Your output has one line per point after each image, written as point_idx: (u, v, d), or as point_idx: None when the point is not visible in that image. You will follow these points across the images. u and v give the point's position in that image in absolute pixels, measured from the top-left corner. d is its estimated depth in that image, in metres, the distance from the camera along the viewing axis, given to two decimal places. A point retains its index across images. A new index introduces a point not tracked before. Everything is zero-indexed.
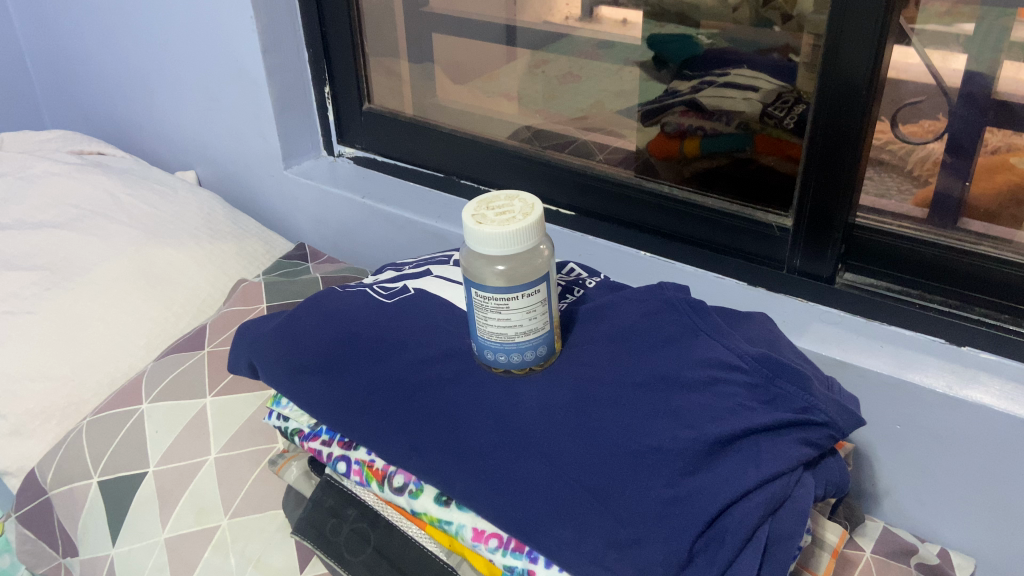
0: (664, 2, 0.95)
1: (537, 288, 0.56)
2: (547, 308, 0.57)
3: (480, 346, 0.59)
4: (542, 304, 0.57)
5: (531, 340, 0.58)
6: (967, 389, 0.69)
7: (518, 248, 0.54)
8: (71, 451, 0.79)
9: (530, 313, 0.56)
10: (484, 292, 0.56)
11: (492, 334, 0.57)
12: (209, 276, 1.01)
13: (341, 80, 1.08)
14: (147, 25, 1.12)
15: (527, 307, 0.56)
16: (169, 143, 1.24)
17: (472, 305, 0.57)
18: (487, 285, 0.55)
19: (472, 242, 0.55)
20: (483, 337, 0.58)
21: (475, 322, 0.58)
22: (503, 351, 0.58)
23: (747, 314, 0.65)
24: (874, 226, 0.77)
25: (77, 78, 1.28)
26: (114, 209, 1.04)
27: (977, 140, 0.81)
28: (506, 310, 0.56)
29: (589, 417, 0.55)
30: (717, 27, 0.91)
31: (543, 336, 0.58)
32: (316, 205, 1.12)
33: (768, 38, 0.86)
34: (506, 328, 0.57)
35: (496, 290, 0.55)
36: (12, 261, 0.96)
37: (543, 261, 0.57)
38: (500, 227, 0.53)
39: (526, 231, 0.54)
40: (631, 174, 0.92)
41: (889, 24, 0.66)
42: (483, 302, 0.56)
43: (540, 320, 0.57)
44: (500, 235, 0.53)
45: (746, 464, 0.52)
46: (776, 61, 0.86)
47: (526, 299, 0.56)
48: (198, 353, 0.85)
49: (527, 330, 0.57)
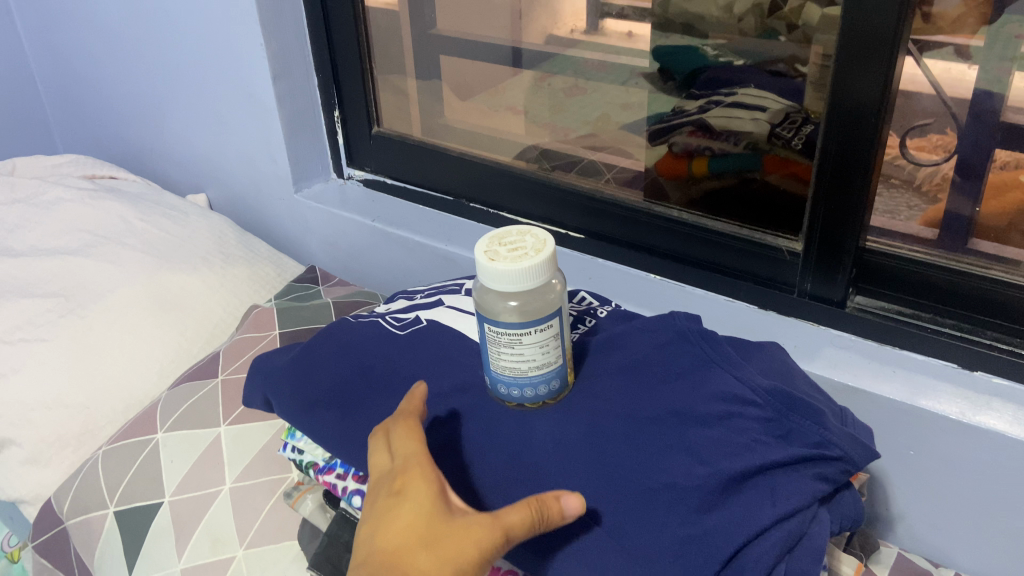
0: (670, 12, 0.97)
1: (549, 323, 0.56)
2: (560, 342, 0.58)
3: (493, 379, 0.59)
4: (555, 338, 0.57)
5: (544, 374, 0.58)
6: (980, 415, 0.69)
7: (531, 284, 0.54)
8: (89, 480, 0.81)
9: (543, 347, 0.57)
10: (497, 328, 0.56)
11: (506, 368, 0.58)
12: (221, 300, 1.02)
13: (351, 104, 1.09)
14: (158, 51, 1.13)
15: (541, 342, 0.56)
16: (180, 166, 1.25)
17: (485, 339, 0.58)
18: (500, 321, 0.56)
19: (485, 279, 0.55)
20: (496, 371, 0.59)
21: (488, 356, 0.58)
22: (517, 385, 0.58)
23: (758, 344, 0.65)
24: (885, 249, 0.77)
25: (89, 103, 1.29)
26: (126, 235, 1.04)
27: (986, 160, 0.80)
28: (520, 345, 0.56)
29: (604, 452, 0.56)
30: (724, 38, 0.94)
31: (556, 369, 0.59)
32: (326, 228, 1.12)
33: (774, 47, 0.87)
34: (519, 363, 0.57)
35: (508, 327, 0.55)
36: (26, 288, 0.97)
37: (555, 296, 0.57)
38: (513, 264, 0.54)
39: (539, 268, 0.54)
40: (639, 197, 0.92)
41: (899, 49, 0.66)
42: (496, 337, 0.56)
43: (553, 353, 0.58)
44: (513, 272, 0.54)
45: (763, 500, 0.52)
46: (782, 72, 0.87)
47: (538, 334, 0.56)
48: (212, 381, 0.86)
49: (539, 365, 0.57)
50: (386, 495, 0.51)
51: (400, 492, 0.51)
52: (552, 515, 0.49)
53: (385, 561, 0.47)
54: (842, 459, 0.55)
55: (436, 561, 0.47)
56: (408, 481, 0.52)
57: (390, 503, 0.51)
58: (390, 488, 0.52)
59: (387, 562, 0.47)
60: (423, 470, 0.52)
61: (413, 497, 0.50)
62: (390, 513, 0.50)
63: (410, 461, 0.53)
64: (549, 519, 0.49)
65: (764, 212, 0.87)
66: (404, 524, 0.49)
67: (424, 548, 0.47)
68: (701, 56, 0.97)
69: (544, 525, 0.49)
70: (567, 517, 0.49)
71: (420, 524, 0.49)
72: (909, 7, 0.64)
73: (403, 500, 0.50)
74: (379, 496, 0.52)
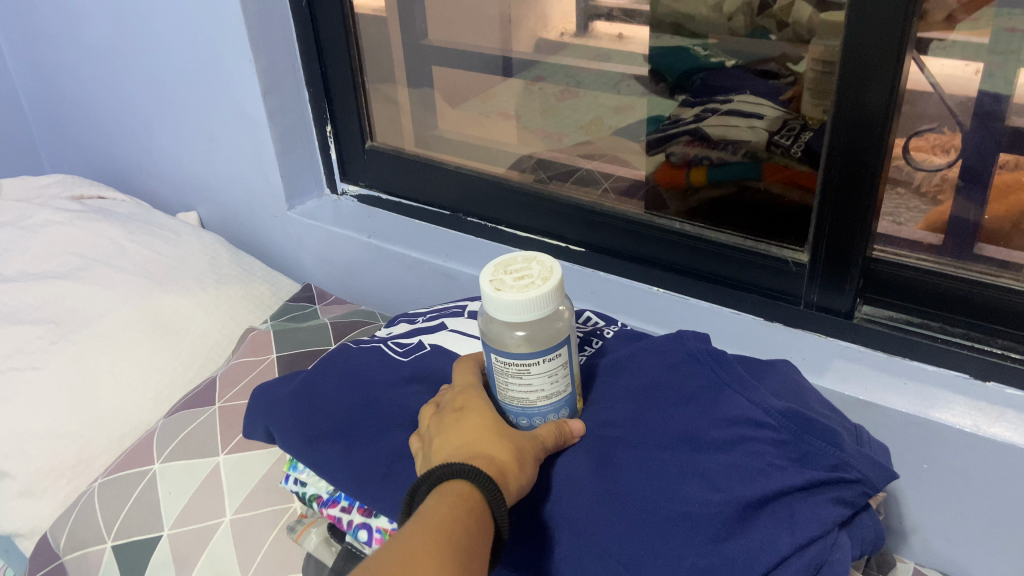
0: (658, 13, 0.97)
1: (557, 352, 0.54)
2: (568, 370, 0.56)
3: (502, 409, 0.58)
4: (563, 367, 0.56)
5: (553, 404, 0.57)
6: (994, 427, 0.67)
7: (535, 313, 0.53)
8: (84, 514, 0.79)
9: (551, 376, 0.55)
10: (506, 359, 0.54)
11: (514, 400, 0.56)
12: (216, 322, 1.00)
13: (342, 118, 1.07)
14: (147, 69, 1.11)
15: (549, 371, 0.55)
16: (170, 183, 1.23)
17: (492, 368, 0.56)
18: (508, 353, 0.54)
19: (491, 308, 0.53)
20: (505, 403, 0.57)
21: (496, 386, 0.57)
22: (527, 415, 0.57)
23: (769, 364, 0.65)
24: (893, 259, 0.75)
25: (75, 121, 1.27)
26: (117, 257, 1.02)
27: (991, 163, 0.78)
28: (527, 375, 0.55)
29: (617, 482, 0.55)
30: (715, 38, 0.94)
31: (566, 398, 0.58)
32: (322, 247, 1.10)
33: (766, 48, 0.90)
34: (528, 393, 0.56)
35: (516, 358, 0.54)
36: (15, 315, 0.94)
37: (564, 324, 0.55)
38: (518, 295, 0.52)
39: (545, 298, 0.52)
40: (639, 209, 0.91)
41: (906, 55, 0.65)
42: (504, 367, 0.55)
43: (562, 383, 0.56)
44: (519, 302, 0.52)
45: (781, 528, 0.52)
46: (774, 71, 0.89)
47: (546, 363, 0.54)
48: (209, 408, 0.84)
49: (549, 394, 0.56)
50: (449, 412, 0.57)
51: (464, 406, 0.56)
52: (567, 435, 0.58)
53: (468, 448, 0.52)
54: (861, 482, 0.55)
55: (511, 444, 0.52)
56: (467, 399, 0.57)
57: (455, 415, 0.56)
58: (451, 408, 0.57)
59: (468, 448, 0.52)
60: (475, 392, 0.58)
61: (475, 406, 0.56)
62: (456, 421, 0.55)
63: (467, 387, 0.59)
64: (565, 437, 0.58)
65: (767, 221, 0.86)
66: (476, 420, 0.54)
67: (499, 435, 0.53)
68: (692, 56, 0.97)
69: (563, 441, 0.57)
70: (573, 437, 0.58)
71: (490, 421, 0.54)
72: (914, 12, 0.63)
73: (467, 406, 0.56)
74: (442, 415, 0.57)
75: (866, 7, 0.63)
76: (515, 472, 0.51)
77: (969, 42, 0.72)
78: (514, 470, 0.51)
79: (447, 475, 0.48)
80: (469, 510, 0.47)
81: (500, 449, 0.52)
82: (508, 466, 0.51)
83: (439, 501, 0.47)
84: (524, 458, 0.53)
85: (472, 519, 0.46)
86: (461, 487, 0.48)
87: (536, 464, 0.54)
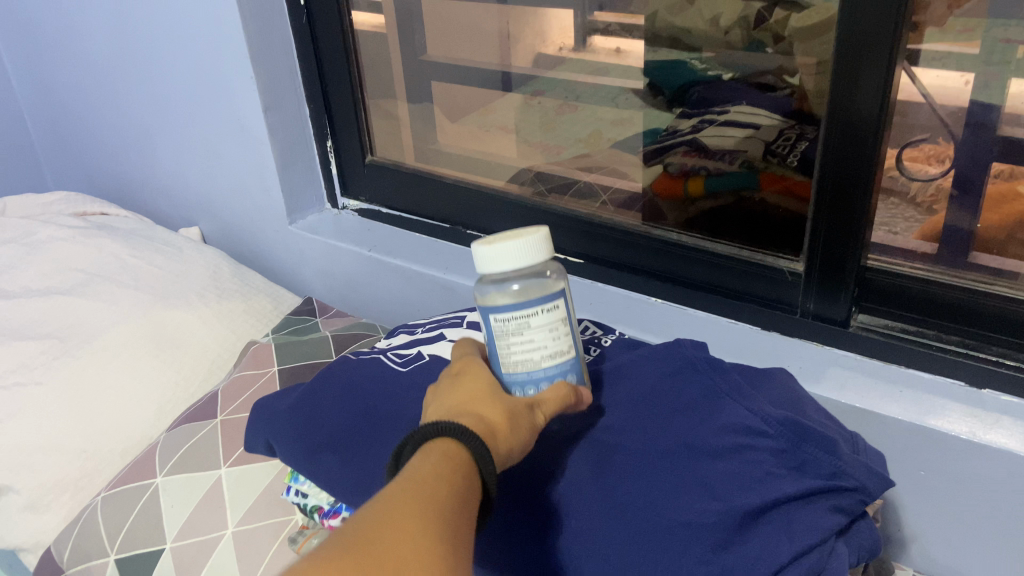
0: (657, 27, 0.99)
1: (556, 303, 0.56)
2: (568, 328, 0.57)
3: (506, 383, 0.58)
4: (563, 322, 0.57)
5: (558, 365, 0.57)
6: (990, 433, 0.68)
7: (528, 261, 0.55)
8: (87, 528, 0.80)
9: (553, 332, 0.56)
10: (505, 313, 0.55)
11: (518, 364, 0.56)
12: (219, 336, 1.01)
13: (343, 133, 1.09)
14: (148, 87, 1.12)
15: (549, 324, 0.56)
16: (172, 199, 1.24)
17: (492, 334, 0.57)
18: (507, 306, 0.55)
19: (485, 263, 0.56)
20: (509, 373, 0.57)
21: (498, 357, 0.57)
22: (531, 381, 0.57)
23: (766, 373, 0.66)
24: (887, 268, 0.77)
25: (79, 139, 1.28)
26: (120, 272, 1.03)
27: (984, 173, 0.79)
28: (528, 330, 0.56)
29: (616, 491, 0.56)
30: (712, 52, 0.96)
31: (571, 363, 0.58)
32: (323, 259, 1.11)
33: (762, 61, 0.91)
34: (531, 353, 0.56)
35: (515, 310, 0.55)
36: (19, 331, 0.95)
37: (555, 282, 0.57)
38: (510, 241, 0.55)
39: (539, 246, 0.56)
40: (637, 221, 0.92)
41: (895, 67, 0.66)
42: (504, 326, 0.56)
43: (563, 341, 0.57)
44: (512, 247, 0.55)
45: (779, 536, 0.52)
46: (770, 84, 0.90)
47: (546, 315, 0.55)
48: (211, 421, 0.85)
49: (552, 354, 0.57)
50: (448, 377, 0.57)
51: (462, 371, 0.57)
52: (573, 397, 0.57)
53: (459, 407, 0.52)
54: (858, 490, 0.56)
55: (502, 406, 0.52)
56: (466, 365, 0.58)
57: (454, 378, 0.57)
58: (451, 373, 0.58)
59: (459, 407, 0.52)
60: (476, 359, 0.59)
61: (472, 370, 0.57)
62: (453, 383, 0.56)
63: (466, 356, 0.60)
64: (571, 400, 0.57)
65: (764, 231, 0.87)
66: (471, 384, 0.55)
67: (491, 397, 0.53)
68: (688, 69, 0.99)
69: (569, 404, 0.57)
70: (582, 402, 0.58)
71: (484, 384, 0.54)
72: (906, 19, 0.64)
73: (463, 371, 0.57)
74: (440, 380, 0.58)
75: (854, 19, 0.64)
76: (504, 433, 0.51)
77: (962, 51, 0.74)
78: (504, 431, 0.51)
79: (433, 434, 0.47)
80: (455, 467, 0.46)
81: (490, 409, 0.52)
82: (499, 426, 0.51)
83: (425, 459, 0.45)
84: (517, 420, 0.52)
85: (459, 475, 0.45)
86: (447, 445, 0.47)
87: (531, 427, 0.53)
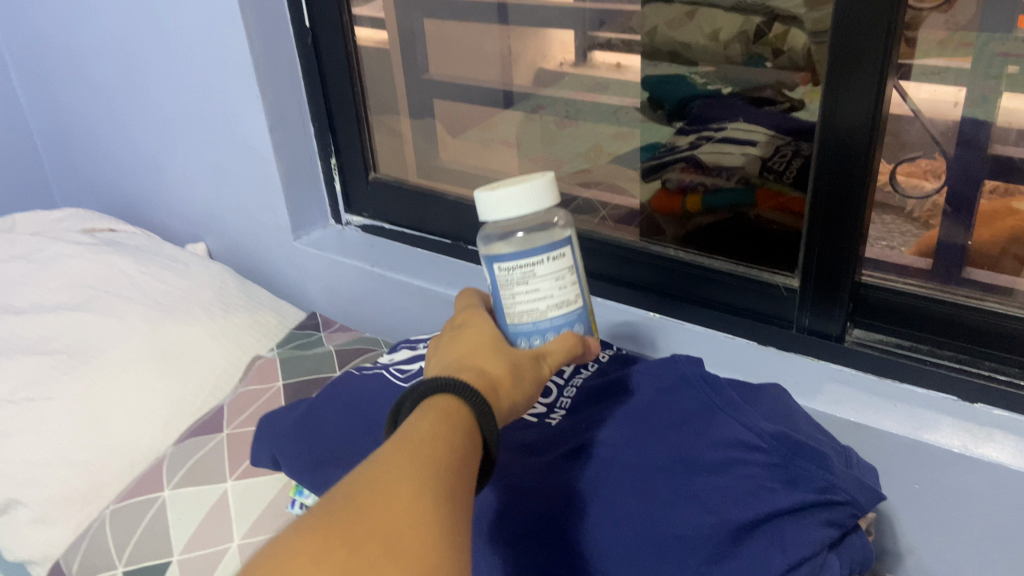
0: (656, 41, 1.02)
1: (561, 253, 0.58)
2: (574, 277, 0.59)
3: (512, 333, 0.59)
4: (568, 271, 0.59)
5: (563, 314, 0.59)
6: (982, 447, 0.69)
7: (538, 205, 0.58)
8: (96, 541, 0.81)
9: (558, 281, 0.58)
10: (510, 262, 0.57)
11: (522, 314, 0.58)
12: (225, 351, 1.03)
13: (347, 151, 1.11)
14: (156, 106, 1.15)
15: (554, 273, 0.58)
16: (178, 215, 1.26)
17: (497, 283, 0.59)
18: (512, 254, 0.57)
19: (490, 207, 0.58)
20: (514, 322, 0.59)
21: (503, 307, 0.59)
22: (537, 328, 0.59)
23: (760, 388, 0.68)
24: (880, 283, 0.78)
25: (87, 156, 1.30)
26: (128, 288, 1.05)
27: (976, 190, 0.81)
28: (533, 278, 0.57)
29: (613, 504, 0.57)
30: (711, 66, 0.98)
31: (576, 312, 0.60)
32: (327, 274, 1.13)
33: (763, 76, 0.92)
34: (537, 302, 0.58)
35: (520, 258, 0.57)
36: (29, 346, 0.96)
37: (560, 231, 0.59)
38: (513, 187, 0.58)
39: (541, 191, 0.58)
40: (636, 238, 0.94)
41: (885, 87, 0.68)
42: (510, 275, 0.58)
43: (569, 290, 0.59)
44: (514, 192, 0.58)
45: (771, 549, 0.54)
46: (771, 97, 0.91)
47: (552, 264, 0.57)
48: (217, 435, 0.86)
49: (558, 303, 0.58)
50: (452, 332, 0.60)
51: (466, 326, 0.60)
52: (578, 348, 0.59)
53: (461, 361, 0.55)
54: (849, 504, 0.57)
55: (502, 363, 0.55)
56: (470, 320, 0.60)
57: (456, 334, 0.59)
58: (455, 327, 0.61)
59: (461, 363, 0.54)
60: (479, 314, 0.61)
61: (474, 326, 0.59)
62: (456, 339, 0.58)
63: (471, 310, 0.63)
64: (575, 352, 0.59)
65: (760, 246, 0.88)
66: (472, 339, 0.57)
67: (491, 354, 0.55)
68: (688, 83, 1.01)
69: (573, 356, 0.59)
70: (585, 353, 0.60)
71: (485, 341, 0.57)
72: (894, 40, 0.66)
73: (467, 326, 0.60)
74: (444, 335, 0.61)
75: (845, 42, 0.66)
76: (506, 388, 0.53)
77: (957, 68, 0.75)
78: (505, 386, 0.53)
79: (432, 390, 0.49)
80: (454, 422, 0.48)
81: (491, 365, 0.54)
82: (500, 380, 0.54)
83: (422, 419, 0.47)
84: (518, 376, 0.55)
85: (457, 432, 0.47)
86: (446, 402, 0.49)
87: (533, 380, 0.56)
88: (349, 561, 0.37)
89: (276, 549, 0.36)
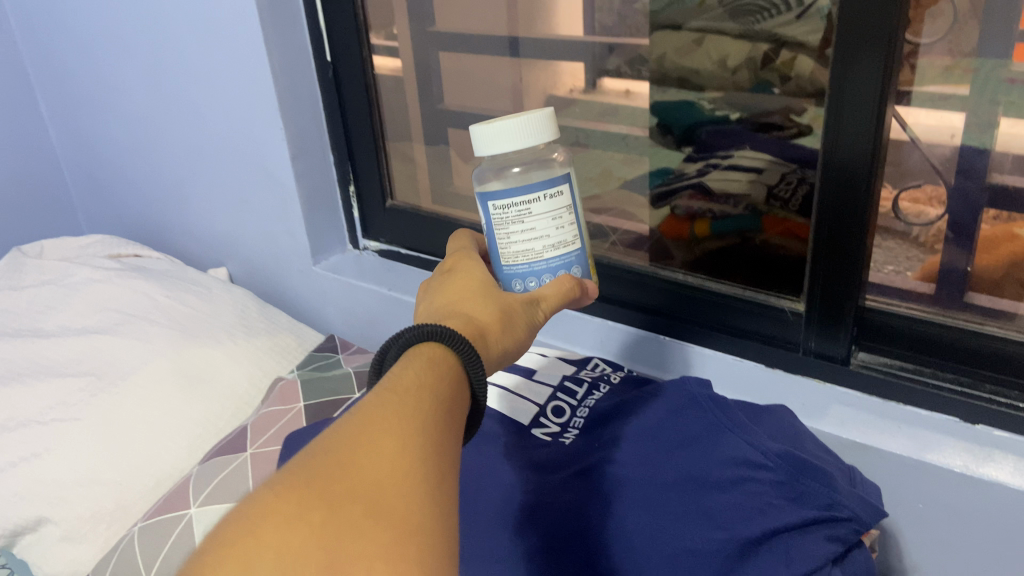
0: (665, 66, 1.03)
1: (558, 190, 0.61)
2: (571, 216, 0.62)
3: (510, 274, 0.63)
4: (565, 210, 0.61)
5: (558, 254, 0.62)
6: (983, 467, 0.71)
7: (535, 138, 0.62)
8: (122, 558, 0.83)
9: (554, 220, 0.61)
10: (504, 200, 0.60)
11: (519, 256, 0.62)
12: (247, 373, 1.06)
13: (365, 177, 1.15)
14: (180, 136, 1.19)
15: (551, 212, 0.61)
16: (201, 241, 1.30)
17: (496, 223, 0.62)
18: (508, 192, 0.60)
19: (486, 141, 0.62)
20: (511, 263, 0.62)
21: (501, 245, 0.62)
22: (531, 266, 0.62)
23: (768, 409, 0.71)
24: (882, 307, 0.81)
25: (113, 185, 1.35)
26: (153, 311, 1.08)
27: (974, 217, 0.83)
28: (529, 216, 0.60)
29: (626, 520, 0.60)
30: (719, 92, 0.99)
31: (572, 253, 0.63)
32: (345, 298, 1.16)
33: (770, 100, 0.94)
34: (533, 242, 0.61)
35: (517, 196, 0.60)
36: (58, 368, 1.00)
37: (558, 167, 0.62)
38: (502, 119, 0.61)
39: (530, 124, 0.61)
40: (647, 263, 0.98)
41: (884, 122, 0.71)
42: (507, 212, 0.61)
43: (565, 230, 0.62)
44: (503, 126, 0.61)
45: (778, 564, 0.56)
46: (778, 123, 0.93)
47: (548, 202, 0.60)
48: (241, 455, 0.89)
49: (553, 242, 0.61)
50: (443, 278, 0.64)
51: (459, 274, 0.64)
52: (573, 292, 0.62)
53: (449, 309, 0.59)
54: (853, 520, 0.59)
55: (489, 310, 0.58)
56: (462, 267, 0.64)
57: (449, 280, 0.63)
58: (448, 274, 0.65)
59: (451, 310, 0.58)
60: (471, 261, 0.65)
61: (464, 275, 0.63)
62: (448, 286, 0.62)
63: (466, 258, 0.67)
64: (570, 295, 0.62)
65: (766, 271, 0.91)
66: (462, 288, 0.61)
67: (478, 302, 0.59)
68: (697, 109, 1.02)
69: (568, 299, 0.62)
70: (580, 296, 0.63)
71: (474, 291, 0.61)
72: (892, 78, 0.69)
73: (460, 273, 0.64)
74: (437, 281, 0.65)
75: (846, 79, 0.70)
76: (491, 331, 0.57)
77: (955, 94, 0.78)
78: (491, 329, 0.57)
79: (418, 338, 0.52)
80: (437, 364, 0.51)
81: (477, 312, 0.58)
82: (488, 325, 0.58)
83: (407, 366, 0.50)
84: (503, 321, 0.58)
85: (440, 380, 0.50)
86: (432, 348, 0.52)
87: (519, 323, 0.60)
88: (326, 520, 0.39)
89: (257, 508, 0.39)
